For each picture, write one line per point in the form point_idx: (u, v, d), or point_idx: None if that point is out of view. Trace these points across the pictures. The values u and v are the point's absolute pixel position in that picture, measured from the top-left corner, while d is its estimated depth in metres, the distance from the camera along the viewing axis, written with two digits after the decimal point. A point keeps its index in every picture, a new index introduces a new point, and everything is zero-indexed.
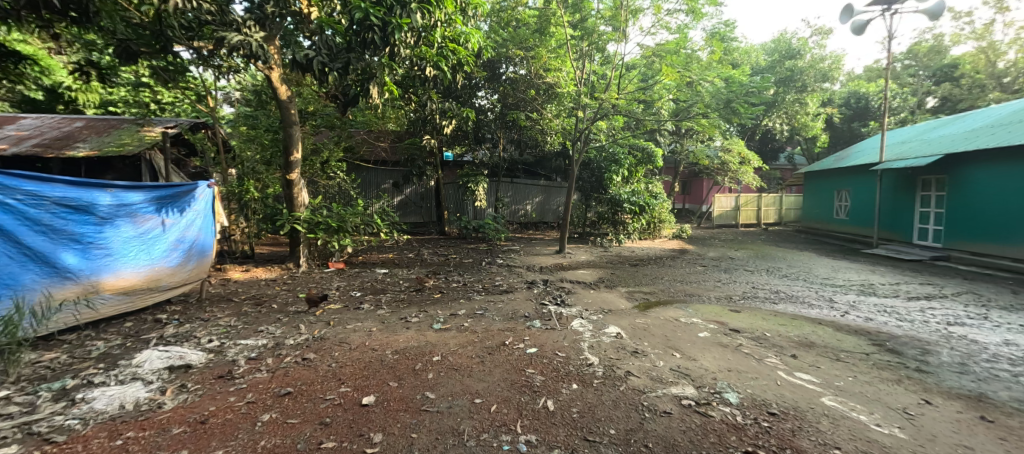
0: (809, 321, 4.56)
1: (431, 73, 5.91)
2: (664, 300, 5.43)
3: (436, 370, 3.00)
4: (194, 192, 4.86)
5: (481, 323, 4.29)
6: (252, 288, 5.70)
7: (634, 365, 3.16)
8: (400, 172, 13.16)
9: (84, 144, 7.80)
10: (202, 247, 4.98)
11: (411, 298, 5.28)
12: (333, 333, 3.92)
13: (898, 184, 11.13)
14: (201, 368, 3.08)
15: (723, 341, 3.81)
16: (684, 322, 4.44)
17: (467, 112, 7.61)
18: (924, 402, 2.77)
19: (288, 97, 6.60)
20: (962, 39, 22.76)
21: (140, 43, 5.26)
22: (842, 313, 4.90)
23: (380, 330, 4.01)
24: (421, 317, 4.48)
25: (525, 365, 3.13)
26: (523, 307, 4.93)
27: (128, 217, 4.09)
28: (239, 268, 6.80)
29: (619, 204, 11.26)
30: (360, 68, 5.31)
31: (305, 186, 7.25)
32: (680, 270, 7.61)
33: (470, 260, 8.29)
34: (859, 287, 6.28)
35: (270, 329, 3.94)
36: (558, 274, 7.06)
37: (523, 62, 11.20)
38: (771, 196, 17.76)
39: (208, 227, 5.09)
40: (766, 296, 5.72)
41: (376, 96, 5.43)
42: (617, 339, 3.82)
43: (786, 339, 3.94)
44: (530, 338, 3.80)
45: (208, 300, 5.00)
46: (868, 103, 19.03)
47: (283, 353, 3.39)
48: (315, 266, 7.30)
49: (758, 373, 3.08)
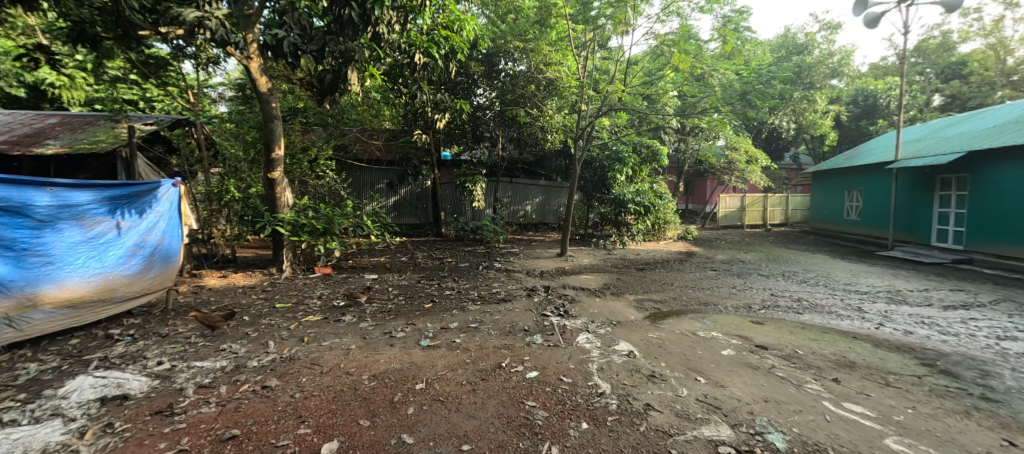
0: (842, 335, 4.07)
1: (420, 60, 5.43)
2: (677, 310, 4.93)
3: (418, 403, 2.51)
4: (155, 192, 4.40)
5: (475, 339, 3.79)
6: (226, 297, 5.21)
7: (654, 394, 2.66)
8: (395, 171, 12.66)
9: (55, 142, 7.31)
10: (167, 252, 4.51)
11: (399, 308, 4.79)
12: (305, 352, 3.43)
13: (915, 184, 10.65)
14: (138, 401, 2.59)
15: (751, 361, 3.32)
16: (702, 336, 3.95)
17: (463, 106, 7.07)
18: (1008, 444, 2.30)
19: (269, 89, 6.12)
20: (970, 36, 22.32)
21: (98, 27, 4.86)
22: (876, 326, 4.41)
23: (359, 348, 3.52)
24: (407, 332, 3.98)
25: (524, 395, 2.64)
26: (522, 319, 4.44)
27: (71, 220, 3.63)
28: (217, 274, 6.30)
29: (623, 204, 10.78)
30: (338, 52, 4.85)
31: (288, 185, 6.76)
32: (691, 275, 7.12)
33: (466, 265, 7.79)
34: (887, 294, 5.79)
35: (233, 347, 3.46)
36: (560, 279, 6.59)
37: (524, 56, 10.78)
38: (778, 196, 17.28)
39: (174, 230, 4.62)
40: (788, 305, 5.23)
41: (355, 82, 4.90)
42: (630, 359, 3.34)
43: (822, 358, 3.46)
44: (530, 358, 3.31)
45: (174, 311, 4.51)
46: (876, 101, 18.63)
47: (241, 378, 2.90)
48: (299, 270, 6.81)
49: (801, 405, 2.60)
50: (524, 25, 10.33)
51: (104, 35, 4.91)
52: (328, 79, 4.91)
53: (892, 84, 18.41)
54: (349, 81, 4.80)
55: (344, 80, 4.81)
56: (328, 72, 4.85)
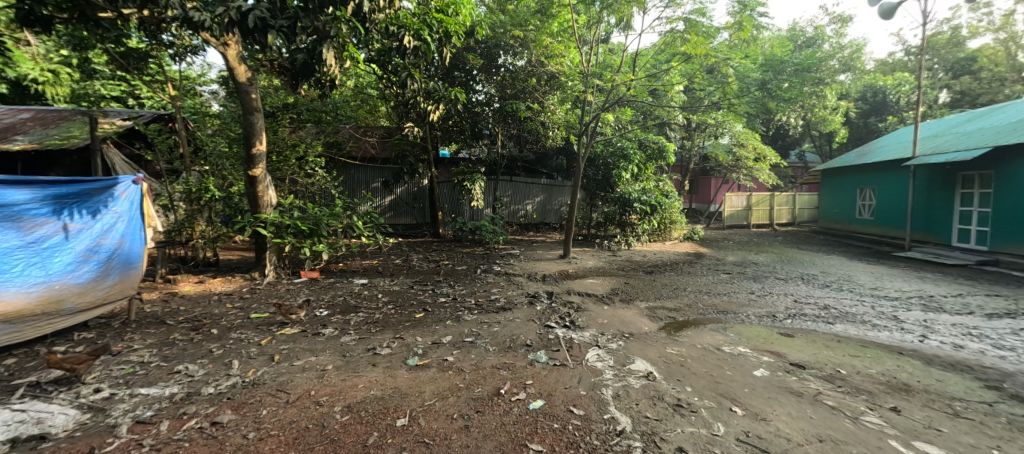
0: (885, 351, 3.60)
1: (410, 43, 4.99)
2: (695, 320, 4.46)
3: (398, 448, 2.05)
4: (111, 190, 3.95)
5: (471, 356, 3.33)
6: (198, 306, 4.74)
7: (684, 434, 2.20)
8: (391, 170, 12.18)
9: (24, 138, 6.84)
10: (128, 258, 4.04)
11: (388, 319, 4.31)
12: (272, 374, 2.95)
13: (934, 181, 10.17)
14: (56, 444, 2.12)
15: (791, 386, 2.85)
16: (729, 353, 3.48)
17: (458, 94, 6.53)
18: None
19: (248, 79, 5.65)
20: (980, 32, 21.82)
21: (48, 5, 4.37)
22: (920, 339, 3.94)
23: (336, 370, 3.06)
24: (394, 348, 3.51)
25: (528, 435, 2.18)
26: (523, 331, 3.97)
27: (8, 221, 3.17)
28: (193, 280, 5.83)
29: (629, 204, 10.29)
30: (311, 29, 4.41)
31: (271, 183, 6.27)
32: (704, 279, 6.66)
33: (463, 268, 7.32)
34: (921, 300, 5.31)
35: (190, 369, 3.00)
36: (564, 284, 6.12)
37: (524, 47, 10.20)
38: (785, 195, 16.82)
39: (135, 232, 4.16)
40: (816, 314, 4.75)
41: (332, 61, 4.43)
42: (650, 383, 2.87)
43: (871, 381, 2.99)
44: (533, 382, 2.85)
45: (136, 323, 4.06)
46: (885, 97, 18.12)
47: (190, 411, 2.44)
48: (284, 275, 6.34)
49: (865, 447, 2.13)
50: (524, 15, 9.81)
51: (58, 16, 4.44)
52: (302, 59, 4.47)
53: (901, 80, 17.92)
54: (325, 61, 4.40)
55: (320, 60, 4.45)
56: (302, 51, 4.39)
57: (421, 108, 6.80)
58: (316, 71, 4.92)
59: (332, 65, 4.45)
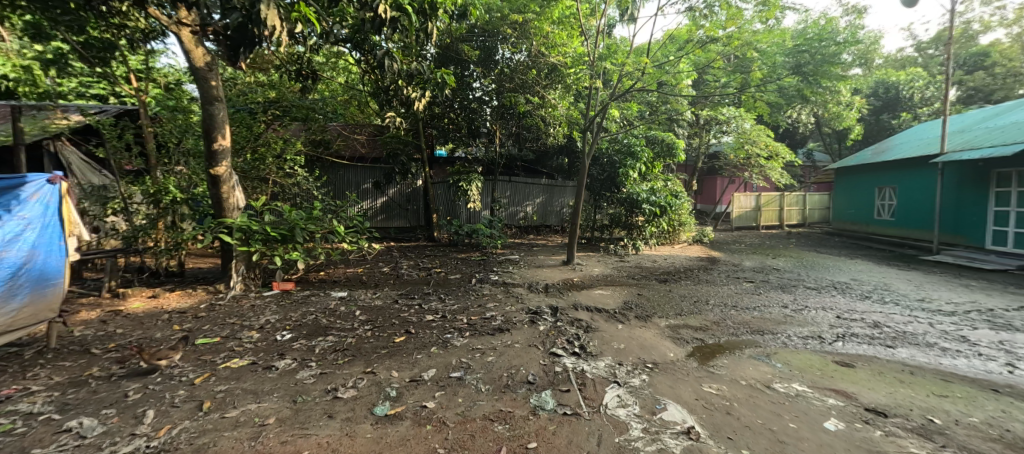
0: (976, 388, 2.89)
1: (387, 13, 4.25)
2: (728, 344, 3.74)
3: None
4: (17, 191, 3.32)
5: (457, 401, 2.60)
6: (141, 328, 4.01)
7: None
8: (382, 170, 11.49)
9: None
10: (42, 272, 3.32)
11: (361, 345, 3.59)
12: (190, 434, 2.23)
13: (965, 180, 9.48)
14: None
15: (884, 450, 2.13)
16: (785, 393, 2.75)
17: (446, 78, 5.81)
18: None
19: (208, 63, 4.93)
20: (992, 26, 21.15)
21: None
22: (1009, 369, 3.23)
23: (278, 425, 2.33)
24: (361, 387, 2.79)
25: None
26: (524, 361, 3.25)
27: None
28: (147, 293, 5.11)
29: (637, 205, 9.54)
30: None
31: (238, 183, 5.53)
32: (727, 289, 5.94)
33: (456, 277, 6.59)
34: (984, 315, 4.60)
35: (84, 428, 2.27)
36: (569, 296, 5.42)
37: (525, 37, 9.40)
38: (795, 195, 16.17)
39: (52, 243, 3.46)
40: (869, 334, 4.04)
41: (274, 21, 3.78)
42: (694, 446, 2.15)
43: (983, 439, 2.27)
44: (537, 446, 2.12)
45: (53, 354, 3.32)
46: (899, 92, 17.52)
47: None
48: (253, 287, 5.60)
49: None
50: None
51: None
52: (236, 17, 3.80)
53: (914, 75, 17.30)
54: (266, 21, 3.79)
55: (262, 22, 3.85)
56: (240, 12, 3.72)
57: (400, 98, 6.22)
58: (257, 37, 4.29)
59: (275, 27, 3.86)
